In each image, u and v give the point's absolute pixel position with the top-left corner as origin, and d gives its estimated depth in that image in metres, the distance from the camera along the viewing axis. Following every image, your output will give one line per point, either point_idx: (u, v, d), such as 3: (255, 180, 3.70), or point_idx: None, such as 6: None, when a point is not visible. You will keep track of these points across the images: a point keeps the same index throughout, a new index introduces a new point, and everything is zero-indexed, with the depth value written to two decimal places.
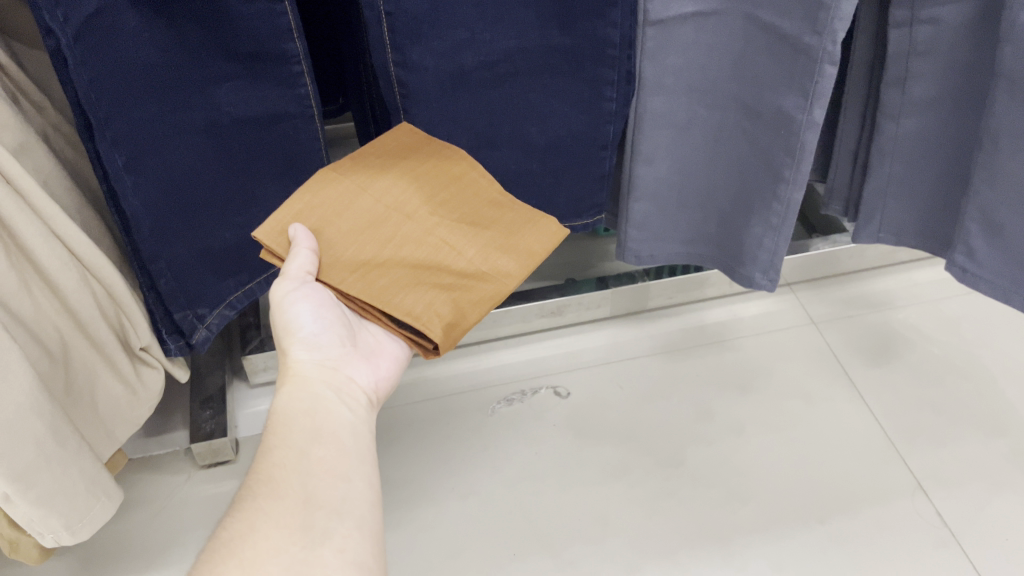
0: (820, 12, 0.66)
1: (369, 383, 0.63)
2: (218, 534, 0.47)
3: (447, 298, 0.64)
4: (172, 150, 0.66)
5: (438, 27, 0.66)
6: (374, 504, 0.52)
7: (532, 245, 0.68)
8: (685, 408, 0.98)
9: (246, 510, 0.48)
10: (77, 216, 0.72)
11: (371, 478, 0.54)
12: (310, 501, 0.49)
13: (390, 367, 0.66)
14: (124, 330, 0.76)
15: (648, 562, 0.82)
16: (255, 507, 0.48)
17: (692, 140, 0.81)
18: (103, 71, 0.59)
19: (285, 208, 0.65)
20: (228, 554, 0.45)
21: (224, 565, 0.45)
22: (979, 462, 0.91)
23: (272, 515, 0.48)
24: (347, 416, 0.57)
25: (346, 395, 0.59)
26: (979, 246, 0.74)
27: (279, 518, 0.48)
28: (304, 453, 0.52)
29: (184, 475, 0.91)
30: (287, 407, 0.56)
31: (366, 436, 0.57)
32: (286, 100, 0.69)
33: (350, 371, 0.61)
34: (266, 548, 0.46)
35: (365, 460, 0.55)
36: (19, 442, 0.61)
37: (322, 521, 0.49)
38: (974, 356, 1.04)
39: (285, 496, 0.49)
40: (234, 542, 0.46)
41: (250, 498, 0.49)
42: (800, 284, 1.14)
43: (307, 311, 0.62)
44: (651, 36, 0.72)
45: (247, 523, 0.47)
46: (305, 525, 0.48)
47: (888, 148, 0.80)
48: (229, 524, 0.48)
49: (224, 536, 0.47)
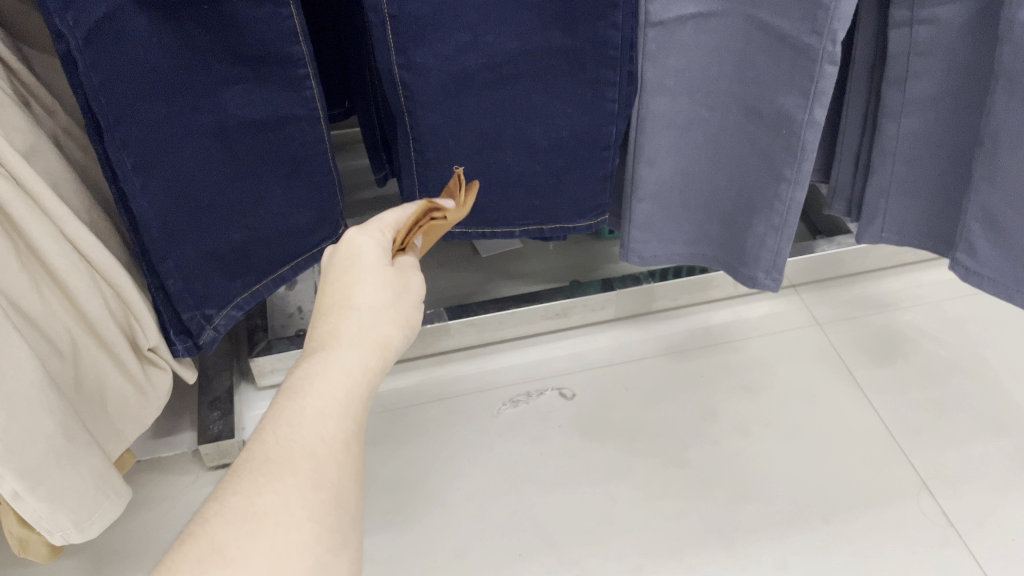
0: (819, 12, 0.66)
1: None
2: (249, 500, 0.43)
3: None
4: (180, 153, 0.67)
5: (441, 29, 0.68)
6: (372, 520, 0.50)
7: None
8: (689, 409, 0.98)
9: (281, 481, 0.44)
10: (87, 218, 0.73)
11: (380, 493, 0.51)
12: (342, 500, 0.45)
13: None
14: (132, 330, 0.77)
15: (652, 560, 0.83)
16: (291, 481, 0.44)
17: (694, 141, 0.81)
18: (112, 74, 0.60)
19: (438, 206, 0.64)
20: (259, 532, 0.42)
21: (254, 543, 0.41)
22: (986, 462, 0.91)
23: (309, 501, 0.44)
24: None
25: None
26: (981, 245, 0.74)
27: (314, 505, 0.44)
28: (349, 441, 0.48)
29: (192, 475, 0.92)
30: (353, 371, 0.50)
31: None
32: (291, 103, 0.71)
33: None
34: (293, 541, 0.42)
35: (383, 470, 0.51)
36: (29, 439, 0.62)
37: (345, 526, 0.45)
38: (980, 356, 1.04)
39: (324, 484, 0.45)
40: (267, 520, 0.42)
41: (286, 467, 0.44)
42: (805, 285, 1.14)
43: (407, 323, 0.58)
44: (652, 38, 0.73)
45: (283, 501, 0.43)
46: (334, 526, 0.44)
47: (890, 147, 0.80)
48: (263, 492, 0.43)
49: (256, 507, 0.42)
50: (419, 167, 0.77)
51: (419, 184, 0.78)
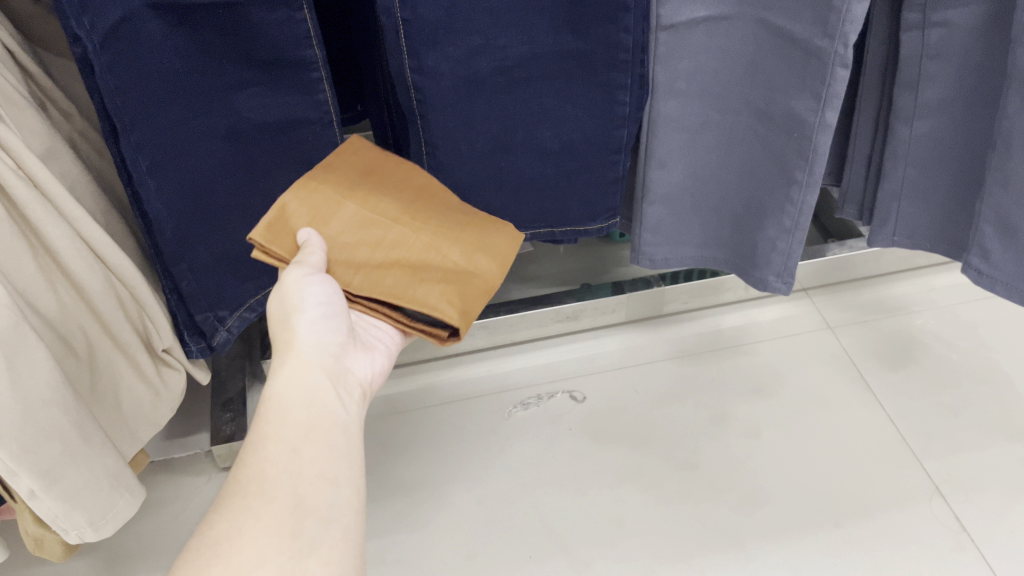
0: (831, 15, 0.66)
1: (366, 376, 0.62)
2: (204, 534, 0.47)
3: (451, 287, 0.68)
4: (194, 155, 0.68)
5: (453, 33, 0.68)
6: (360, 511, 0.52)
7: (504, 243, 0.73)
8: (700, 412, 0.98)
9: (233, 509, 0.48)
10: (102, 220, 0.74)
11: (362, 484, 0.53)
12: (299, 507, 0.49)
13: (384, 362, 0.65)
14: (147, 331, 0.77)
15: (663, 564, 0.82)
16: (244, 505, 0.48)
17: (706, 144, 0.81)
18: (128, 78, 0.62)
19: (277, 211, 0.66)
20: (215, 556, 0.45)
21: (213, 567, 0.45)
22: (999, 466, 0.90)
23: (260, 516, 0.48)
24: (344, 413, 0.56)
25: (343, 385, 0.59)
26: (993, 248, 0.73)
27: (265, 518, 0.48)
28: (297, 451, 0.52)
29: (206, 476, 0.93)
30: (287, 390, 0.55)
31: (360, 435, 0.56)
32: (305, 107, 0.71)
33: (350, 363, 0.61)
34: (252, 556, 0.46)
35: (357, 461, 0.54)
36: (45, 438, 0.63)
37: (310, 528, 0.48)
38: (992, 360, 1.03)
39: (276, 498, 0.49)
40: (223, 545, 0.46)
41: (239, 496, 0.49)
42: (816, 288, 1.14)
43: (318, 294, 0.62)
44: (663, 41, 0.73)
45: (235, 524, 0.47)
46: (293, 532, 0.48)
47: (902, 150, 0.79)
48: (219, 523, 0.47)
49: (211, 537, 0.47)
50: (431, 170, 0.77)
51: None
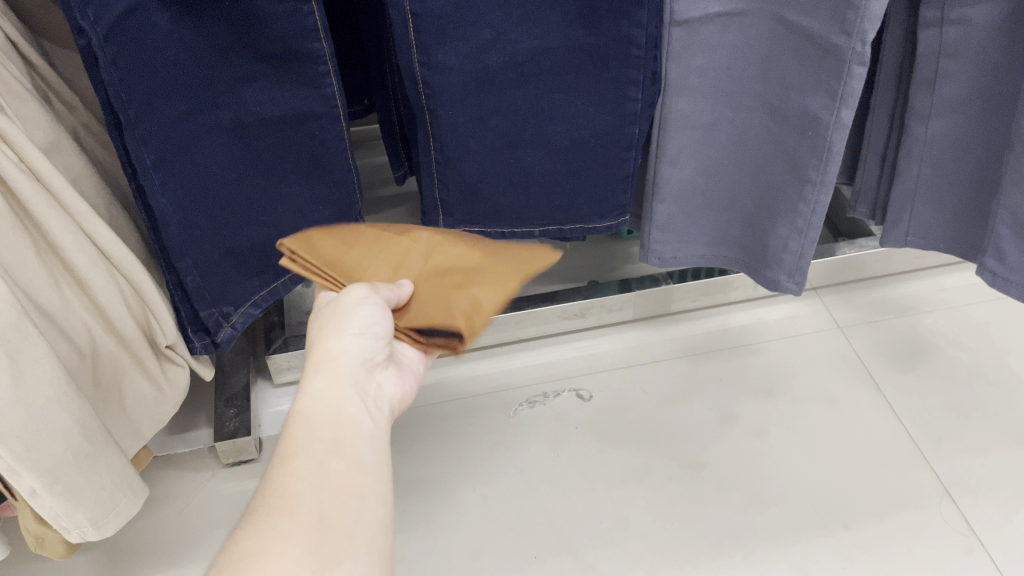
0: (849, 12, 0.65)
1: (395, 392, 0.61)
2: (231, 547, 0.46)
3: None
4: (200, 149, 0.67)
5: (463, 26, 0.67)
6: (385, 525, 0.52)
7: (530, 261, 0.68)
8: (708, 413, 0.97)
9: (257, 525, 0.47)
10: (106, 215, 0.73)
11: (387, 497, 0.53)
12: (324, 522, 0.48)
13: (411, 378, 0.64)
14: (150, 328, 0.76)
15: (668, 565, 0.82)
16: (269, 523, 0.47)
17: (717, 141, 0.80)
18: (133, 71, 0.60)
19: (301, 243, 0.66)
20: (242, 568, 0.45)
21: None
22: (1010, 470, 0.89)
23: (282, 534, 0.47)
24: (374, 427, 0.56)
25: (375, 402, 0.58)
26: (1010, 250, 0.72)
27: (287, 536, 0.47)
28: (323, 465, 0.51)
29: (208, 472, 0.92)
30: (319, 404, 0.55)
31: (387, 450, 0.56)
32: (312, 100, 0.70)
33: (380, 378, 0.60)
34: (274, 569, 0.45)
35: (384, 475, 0.54)
36: (46, 437, 0.62)
37: (333, 544, 0.47)
38: (1002, 361, 1.02)
39: (299, 513, 0.48)
40: (243, 563, 0.45)
41: (263, 511, 0.48)
42: (826, 288, 1.13)
43: (369, 314, 0.60)
44: (676, 37, 0.72)
45: (260, 540, 0.46)
46: (317, 547, 0.47)
47: (917, 149, 0.78)
48: (241, 540, 0.47)
49: (235, 551, 0.46)
50: (439, 167, 0.77)
51: (438, 181, 0.78)
